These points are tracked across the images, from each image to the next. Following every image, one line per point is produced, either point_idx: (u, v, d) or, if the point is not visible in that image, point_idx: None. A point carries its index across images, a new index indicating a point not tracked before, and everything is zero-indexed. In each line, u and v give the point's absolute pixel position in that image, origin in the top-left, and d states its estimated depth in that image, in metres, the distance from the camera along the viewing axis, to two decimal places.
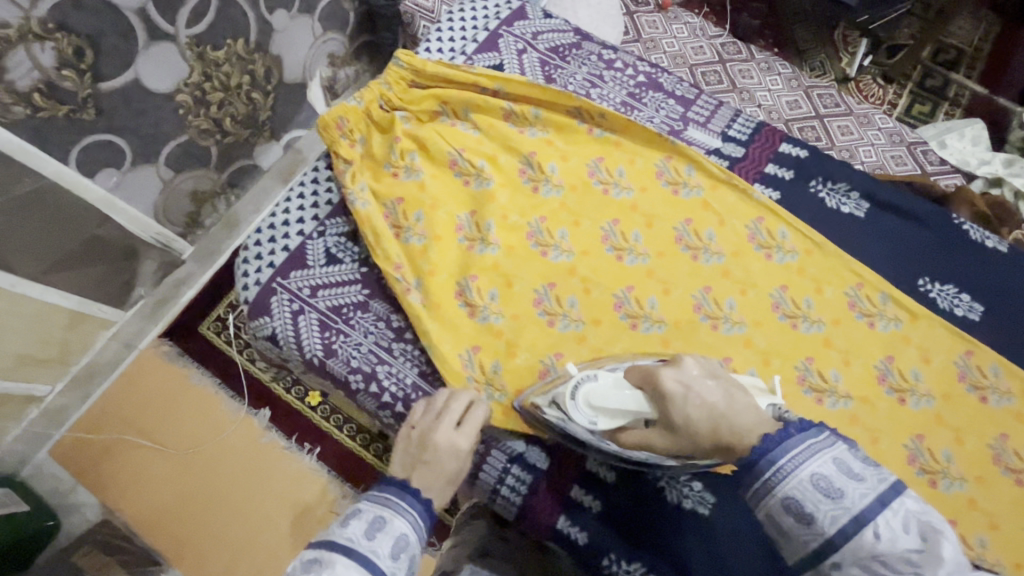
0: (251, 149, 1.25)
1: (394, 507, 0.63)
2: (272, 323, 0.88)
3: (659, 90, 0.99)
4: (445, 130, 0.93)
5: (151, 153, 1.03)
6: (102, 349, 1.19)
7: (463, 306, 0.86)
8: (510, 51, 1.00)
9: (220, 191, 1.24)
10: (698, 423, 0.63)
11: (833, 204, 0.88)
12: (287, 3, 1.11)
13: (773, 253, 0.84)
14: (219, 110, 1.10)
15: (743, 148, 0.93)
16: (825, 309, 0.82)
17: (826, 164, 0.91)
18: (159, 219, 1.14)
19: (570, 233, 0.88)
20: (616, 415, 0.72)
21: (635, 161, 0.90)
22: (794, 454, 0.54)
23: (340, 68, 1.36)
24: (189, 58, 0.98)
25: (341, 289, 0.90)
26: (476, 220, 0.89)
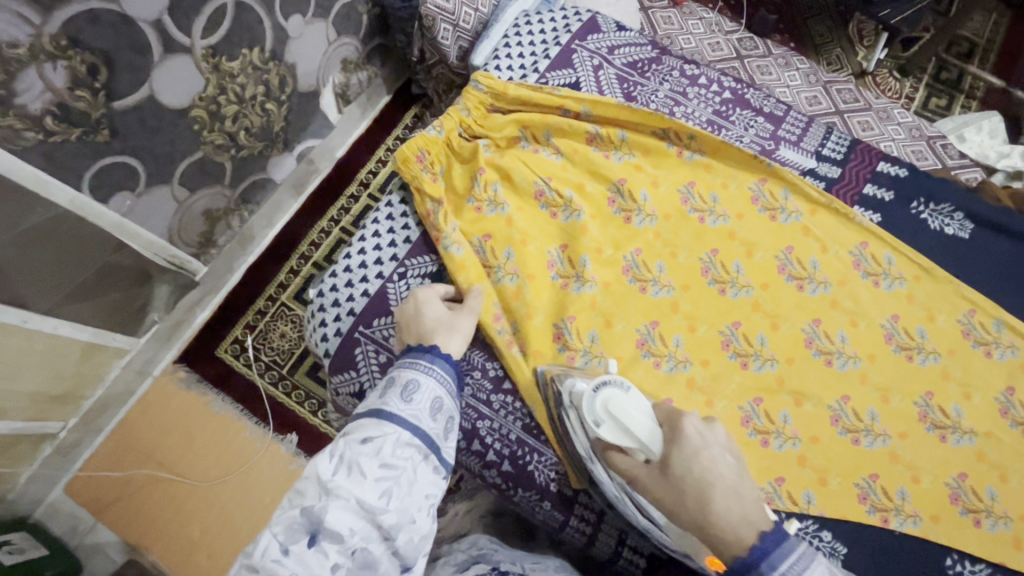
0: (265, 162, 1.18)
1: (411, 366, 0.67)
2: (359, 377, 0.84)
3: (747, 107, 0.95)
4: (529, 157, 0.89)
5: (165, 172, 0.97)
6: (116, 380, 1.13)
7: (563, 350, 0.82)
8: (586, 68, 0.97)
9: (234, 209, 1.17)
10: (694, 482, 0.59)
11: (937, 226, 0.85)
12: (303, 7, 1.05)
13: (879, 280, 0.83)
14: (234, 123, 1.04)
15: (839, 167, 0.90)
16: (939, 339, 0.80)
17: (926, 182, 0.88)
18: (174, 241, 1.07)
19: (668, 266, 0.85)
20: (622, 430, 0.65)
21: (728, 185, 0.87)
22: (796, 562, 0.53)
23: (353, 73, 1.29)
24: (205, 70, 0.92)
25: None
26: (569, 256, 0.86)
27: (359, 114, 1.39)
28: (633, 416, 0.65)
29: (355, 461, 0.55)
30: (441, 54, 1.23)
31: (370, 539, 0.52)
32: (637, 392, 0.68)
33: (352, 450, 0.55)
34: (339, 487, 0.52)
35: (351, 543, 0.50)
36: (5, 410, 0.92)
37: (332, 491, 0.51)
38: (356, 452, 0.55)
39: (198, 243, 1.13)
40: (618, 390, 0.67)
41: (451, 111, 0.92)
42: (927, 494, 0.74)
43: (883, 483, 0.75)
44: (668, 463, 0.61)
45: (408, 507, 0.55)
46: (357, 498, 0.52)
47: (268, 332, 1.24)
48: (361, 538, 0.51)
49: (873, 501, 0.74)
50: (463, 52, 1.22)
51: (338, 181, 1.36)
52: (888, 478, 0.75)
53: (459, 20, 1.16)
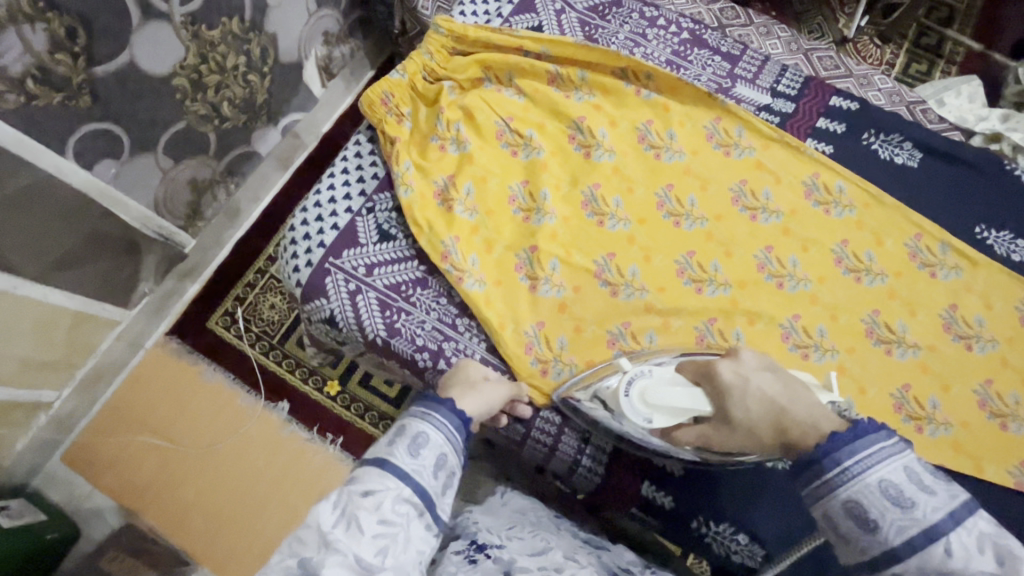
0: (249, 134, 1.19)
1: (423, 417, 0.63)
2: (329, 305, 0.86)
3: (704, 46, 0.96)
4: (490, 95, 0.91)
5: (150, 141, 0.98)
6: (107, 350, 1.14)
7: (525, 280, 0.85)
8: (548, 12, 0.97)
9: (219, 181, 1.19)
10: (760, 419, 0.62)
11: (887, 155, 0.88)
12: None
13: (831, 208, 0.85)
14: (216, 93, 1.06)
15: (793, 103, 0.91)
16: (886, 262, 0.83)
17: (877, 116, 0.90)
18: (160, 212, 1.09)
19: (626, 201, 0.87)
20: (674, 412, 0.69)
21: (685, 124, 0.89)
22: (863, 458, 0.52)
23: (335, 46, 1.30)
24: (185, 38, 0.93)
25: (400, 266, 0.87)
26: (529, 191, 0.88)
27: (343, 89, 1.40)
28: (667, 394, 0.68)
29: (355, 516, 0.52)
30: (421, 24, 1.24)
31: None
32: (660, 371, 0.72)
33: (352, 503, 0.53)
34: (336, 542, 0.50)
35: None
36: None
37: (330, 545, 0.50)
38: (356, 507, 0.53)
39: (185, 214, 1.15)
40: (645, 378, 0.71)
41: (415, 56, 0.95)
42: (869, 404, 0.78)
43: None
44: (728, 414, 0.65)
45: (401, 570, 0.53)
46: (355, 555, 0.51)
47: (257, 304, 1.26)
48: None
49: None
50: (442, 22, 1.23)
51: (324, 155, 1.38)
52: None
53: None
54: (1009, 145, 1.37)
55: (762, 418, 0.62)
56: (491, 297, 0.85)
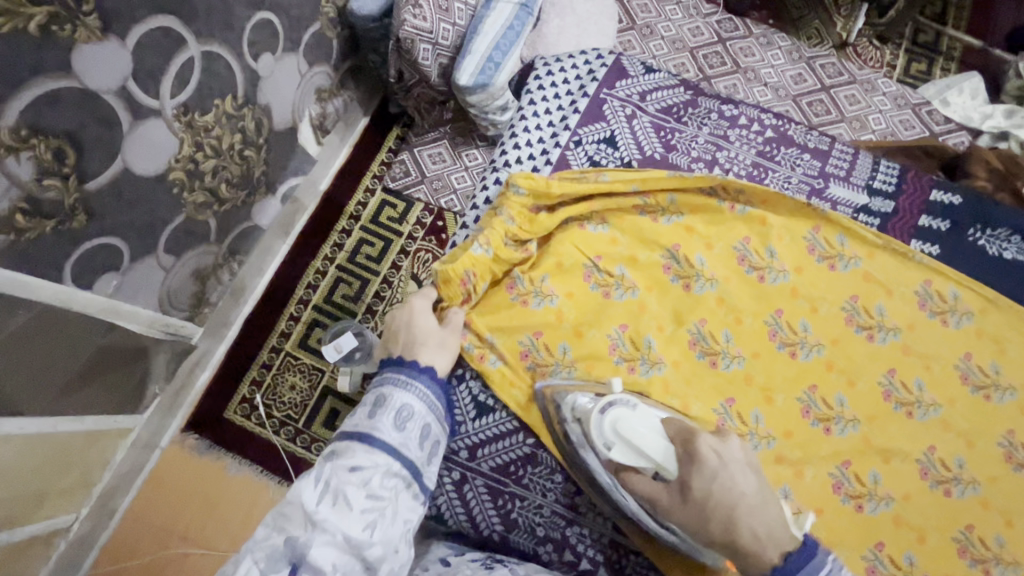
0: (249, 210, 1.11)
1: (402, 386, 0.70)
2: (436, 501, 0.83)
3: (792, 145, 0.96)
4: (581, 241, 0.87)
5: (149, 243, 0.90)
6: (122, 460, 1.07)
7: None
8: (618, 118, 0.96)
9: (222, 263, 1.11)
10: (717, 503, 0.64)
11: (996, 251, 0.89)
12: (271, 44, 0.97)
13: (948, 317, 0.85)
14: (214, 177, 0.97)
15: (892, 201, 0.92)
16: (1013, 372, 0.83)
17: (979, 209, 0.91)
18: (166, 309, 1.01)
19: (734, 334, 0.85)
20: (635, 452, 0.70)
21: (784, 238, 0.87)
22: None
23: (329, 102, 1.22)
24: (178, 130, 0.84)
25: (503, 444, 0.83)
26: (631, 338, 0.84)
27: (338, 142, 1.31)
28: (642, 435, 0.70)
29: (341, 491, 0.59)
30: (421, 74, 1.17)
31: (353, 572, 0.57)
32: (643, 409, 0.73)
33: (340, 480, 0.59)
34: (326, 522, 0.56)
35: None
36: (13, 517, 0.86)
37: (318, 524, 0.56)
38: (344, 482, 0.59)
39: (190, 305, 1.07)
40: (624, 409, 0.73)
41: (492, 220, 0.85)
42: (1021, 539, 0.78)
43: (979, 533, 0.79)
44: (687, 487, 0.66)
45: (390, 537, 0.60)
46: (343, 533, 0.57)
47: (276, 385, 1.20)
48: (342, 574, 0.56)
49: (972, 553, 0.78)
50: (443, 68, 1.18)
51: (325, 217, 1.30)
52: (983, 527, 0.79)
53: (438, 38, 1.11)
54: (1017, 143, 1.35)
55: (717, 509, 0.64)
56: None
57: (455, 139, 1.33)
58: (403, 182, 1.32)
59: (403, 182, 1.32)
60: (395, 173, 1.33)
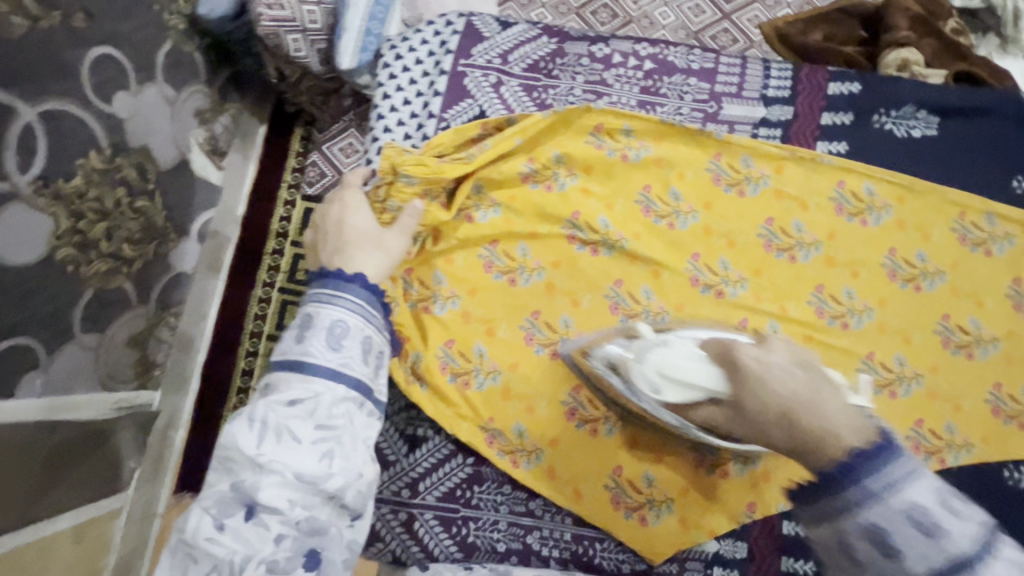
0: (165, 259, 1.04)
1: (331, 301, 0.72)
2: (389, 545, 0.86)
3: (676, 72, 0.92)
4: (464, 229, 0.87)
5: (63, 328, 0.84)
6: (124, 538, 1.04)
7: (583, 426, 0.86)
8: (484, 89, 0.91)
9: (156, 322, 1.05)
10: (776, 410, 0.56)
11: (904, 133, 0.89)
12: (123, 80, 0.87)
13: (866, 216, 0.87)
14: (111, 241, 0.90)
15: (790, 106, 0.90)
16: (940, 257, 0.86)
17: (884, 92, 0.89)
18: (110, 386, 0.97)
19: (653, 290, 0.87)
20: (685, 387, 0.66)
21: (685, 177, 0.88)
22: (889, 478, 0.48)
23: (215, 121, 1.12)
24: (46, 205, 0.77)
25: (444, 473, 0.86)
26: (544, 324, 0.87)
27: (241, 160, 1.22)
28: (687, 368, 0.66)
29: (285, 428, 0.63)
30: (301, 67, 1.08)
31: (313, 507, 0.62)
32: (678, 342, 0.71)
33: (280, 419, 0.63)
34: (273, 463, 0.60)
35: (292, 511, 0.60)
36: None
37: (266, 465, 0.60)
38: (285, 419, 0.63)
39: (137, 374, 1.02)
40: (662, 348, 0.70)
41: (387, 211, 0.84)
42: (970, 419, 0.84)
43: (930, 426, 0.84)
44: (739, 402, 0.60)
45: (351, 461, 0.65)
46: (295, 467, 0.61)
47: None
48: (302, 509, 0.61)
49: (925, 447, 0.84)
50: (324, 55, 1.07)
51: (251, 243, 1.23)
52: (933, 419, 0.84)
53: (306, 24, 1.01)
54: None
55: (771, 415, 0.56)
56: (551, 464, 0.85)
57: (362, 124, 1.24)
58: (320, 185, 1.25)
59: (320, 185, 1.24)
60: (310, 178, 1.25)
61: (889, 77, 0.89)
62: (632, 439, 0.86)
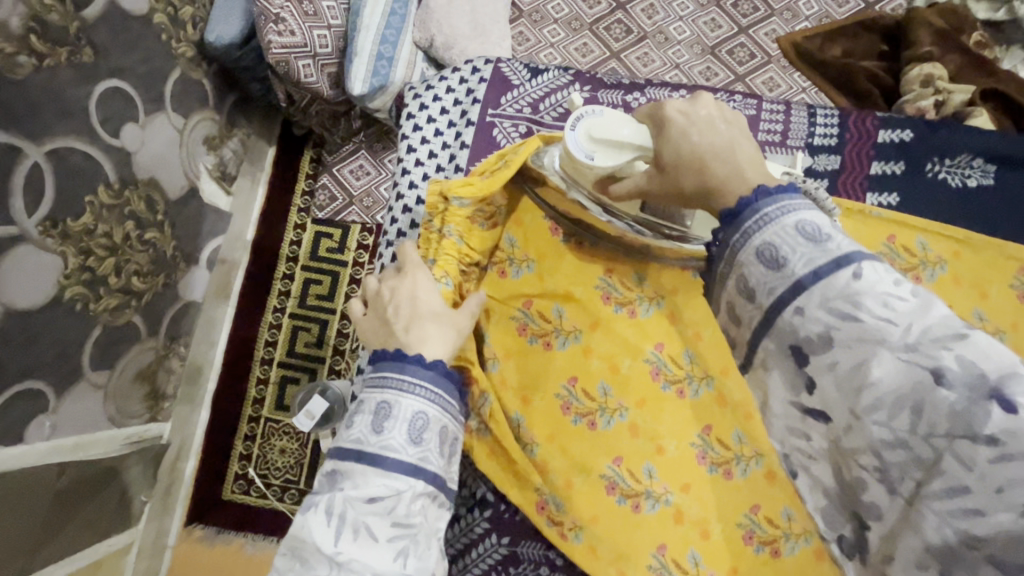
0: (174, 289, 1.02)
1: (409, 388, 0.56)
2: None
3: None
4: (502, 286, 0.76)
5: (72, 368, 0.82)
6: (135, 572, 1.03)
7: (624, 501, 0.68)
8: (512, 142, 0.86)
9: (166, 353, 1.03)
10: (688, 157, 0.52)
11: (959, 182, 0.79)
12: (130, 111, 0.85)
13: (920, 271, 0.74)
14: (119, 275, 0.88)
15: (837, 155, 0.82)
16: (998, 316, 0.72)
17: (935, 138, 0.81)
18: (121, 421, 0.95)
19: (696, 354, 0.72)
20: (615, 149, 0.60)
21: None
22: (784, 203, 0.44)
23: (223, 146, 1.10)
24: (55, 245, 0.75)
25: (483, 550, 0.74)
26: (582, 389, 0.71)
27: (250, 184, 1.20)
28: (620, 133, 0.60)
29: (361, 525, 0.49)
30: (310, 91, 1.05)
31: None
32: (612, 112, 0.63)
33: (359, 516, 0.50)
34: (353, 564, 0.48)
35: None
36: None
37: (342, 566, 0.48)
38: (362, 515, 0.50)
39: (147, 408, 1.00)
40: (593, 117, 0.63)
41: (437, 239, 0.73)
42: None
43: None
44: (660, 158, 0.55)
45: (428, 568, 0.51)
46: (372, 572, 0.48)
47: (266, 455, 1.15)
48: None
49: None
50: (335, 78, 1.05)
51: (261, 267, 1.21)
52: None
53: (315, 48, 0.99)
54: None
55: (688, 161, 0.52)
56: (594, 543, 0.68)
57: (373, 146, 1.22)
58: (331, 210, 1.22)
59: (331, 209, 1.22)
60: (321, 202, 1.23)
61: (943, 123, 0.81)
62: (679, 513, 0.68)
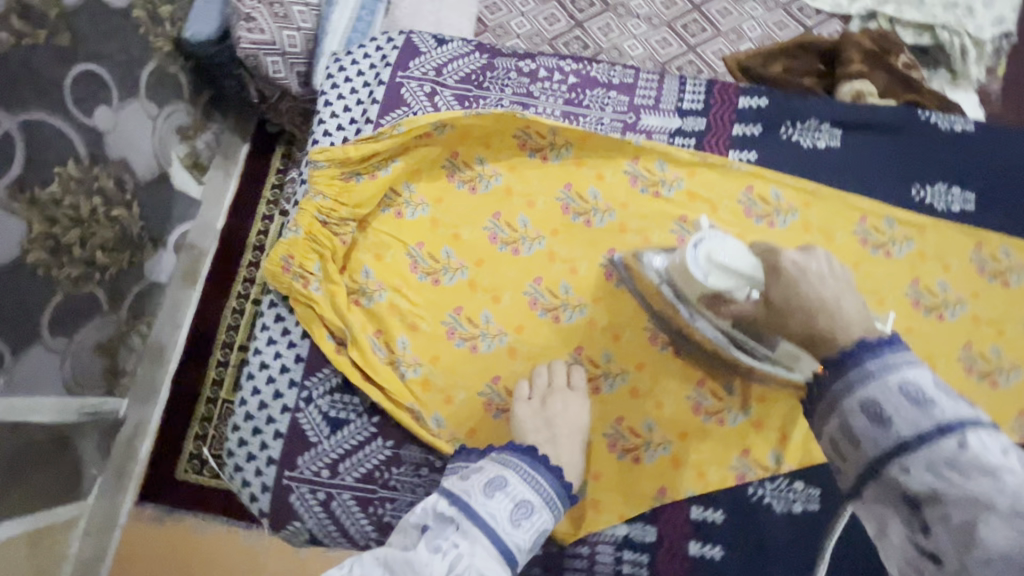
0: (140, 269, 1.07)
1: (549, 506, 0.68)
2: (306, 523, 0.82)
3: (596, 86, 0.95)
4: (397, 227, 0.90)
5: (30, 330, 0.86)
6: (82, 548, 1.04)
7: (500, 416, 0.83)
8: (419, 98, 0.94)
9: (128, 329, 1.07)
10: (801, 305, 0.59)
11: (811, 143, 0.89)
12: (105, 96, 0.92)
13: (773, 218, 0.86)
14: (84, 248, 0.93)
15: (704, 117, 0.91)
16: (843, 256, 0.85)
17: (793, 104, 0.91)
18: (76, 391, 0.98)
19: (572, 284, 0.86)
20: (725, 272, 0.71)
21: (603, 176, 0.89)
22: (894, 359, 0.50)
23: (197, 138, 1.16)
24: (21, 209, 0.80)
25: (366, 452, 0.82)
26: (467, 318, 0.86)
27: (222, 177, 1.26)
28: (737, 258, 0.71)
29: None
30: (280, 88, 1.13)
31: None
32: (735, 240, 0.73)
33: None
34: None
35: None
36: None
37: None
38: None
39: (104, 381, 1.04)
40: (716, 241, 0.73)
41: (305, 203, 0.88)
42: None
43: None
44: (767, 296, 0.63)
45: None
46: None
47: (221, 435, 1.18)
48: None
49: None
50: (304, 78, 1.13)
51: (229, 255, 1.26)
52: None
53: (285, 48, 1.07)
54: (886, 20, 1.41)
55: (796, 305, 0.59)
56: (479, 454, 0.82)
57: None
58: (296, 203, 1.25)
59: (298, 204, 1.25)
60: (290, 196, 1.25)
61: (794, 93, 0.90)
62: None
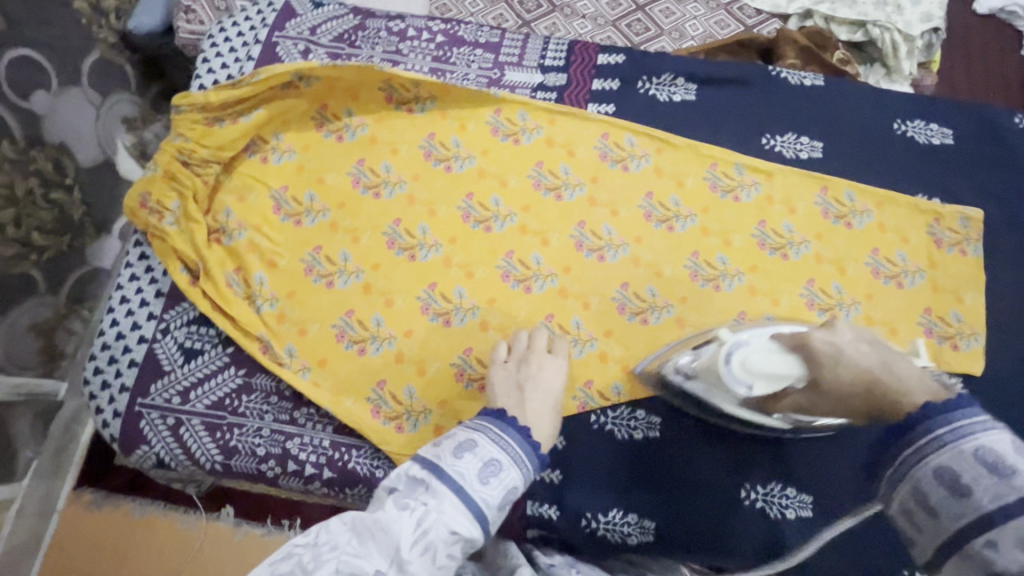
0: (80, 253, 1.09)
1: (519, 463, 0.68)
2: (153, 449, 0.89)
3: (463, 44, 1.07)
4: (267, 172, 0.99)
5: None
6: (13, 530, 1.04)
7: (351, 346, 0.90)
8: (293, 54, 1.05)
9: (68, 312, 1.09)
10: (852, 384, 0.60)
11: (664, 97, 1.00)
12: (41, 81, 0.96)
13: (562, 191, 0.95)
14: (19, 227, 0.95)
15: (564, 74, 1.03)
16: (624, 231, 0.93)
17: (645, 62, 1.02)
18: (9, 370, 0.99)
19: (430, 225, 0.94)
20: (772, 380, 0.67)
21: (466, 127, 0.98)
22: (958, 424, 0.51)
23: (144, 129, 1.20)
24: None
25: (219, 380, 0.91)
26: (325, 257, 0.94)
27: None
28: (770, 360, 0.67)
29: (433, 542, 0.56)
30: None
31: None
32: (757, 338, 0.70)
33: (438, 537, 0.57)
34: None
35: None
36: None
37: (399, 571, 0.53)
38: (441, 540, 0.57)
39: (40, 362, 1.05)
40: (744, 346, 0.70)
41: (166, 143, 0.96)
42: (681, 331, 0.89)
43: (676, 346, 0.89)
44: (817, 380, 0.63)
45: None
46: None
47: None
48: None
49: None
50: None
51: None
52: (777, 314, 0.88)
53: None
54: (821, 18, 1.45)
55: (851, 383, 0.60)
56: (319, 379, 0.89)
57: None
58: None
59: None
60: None
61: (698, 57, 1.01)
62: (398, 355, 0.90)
